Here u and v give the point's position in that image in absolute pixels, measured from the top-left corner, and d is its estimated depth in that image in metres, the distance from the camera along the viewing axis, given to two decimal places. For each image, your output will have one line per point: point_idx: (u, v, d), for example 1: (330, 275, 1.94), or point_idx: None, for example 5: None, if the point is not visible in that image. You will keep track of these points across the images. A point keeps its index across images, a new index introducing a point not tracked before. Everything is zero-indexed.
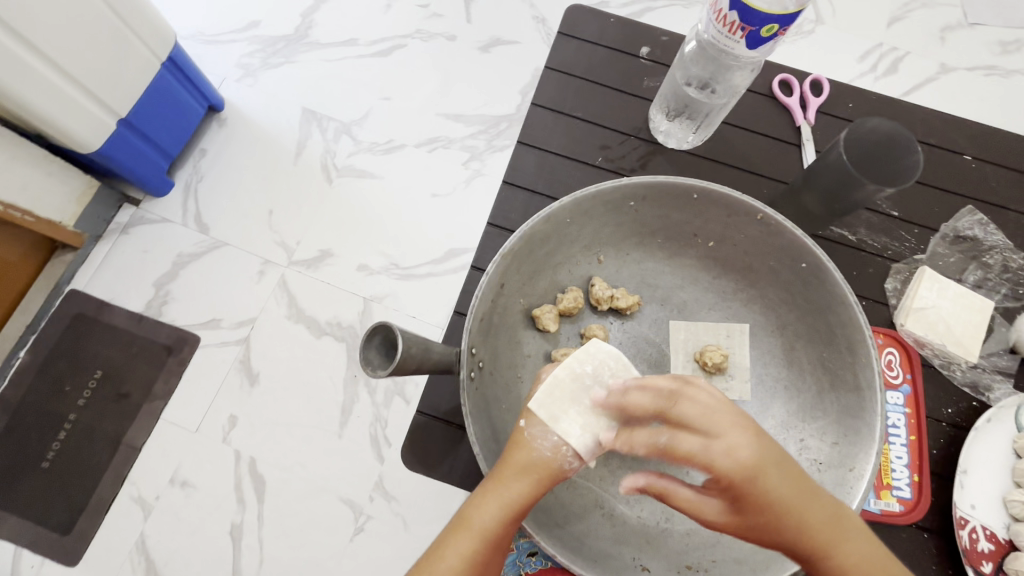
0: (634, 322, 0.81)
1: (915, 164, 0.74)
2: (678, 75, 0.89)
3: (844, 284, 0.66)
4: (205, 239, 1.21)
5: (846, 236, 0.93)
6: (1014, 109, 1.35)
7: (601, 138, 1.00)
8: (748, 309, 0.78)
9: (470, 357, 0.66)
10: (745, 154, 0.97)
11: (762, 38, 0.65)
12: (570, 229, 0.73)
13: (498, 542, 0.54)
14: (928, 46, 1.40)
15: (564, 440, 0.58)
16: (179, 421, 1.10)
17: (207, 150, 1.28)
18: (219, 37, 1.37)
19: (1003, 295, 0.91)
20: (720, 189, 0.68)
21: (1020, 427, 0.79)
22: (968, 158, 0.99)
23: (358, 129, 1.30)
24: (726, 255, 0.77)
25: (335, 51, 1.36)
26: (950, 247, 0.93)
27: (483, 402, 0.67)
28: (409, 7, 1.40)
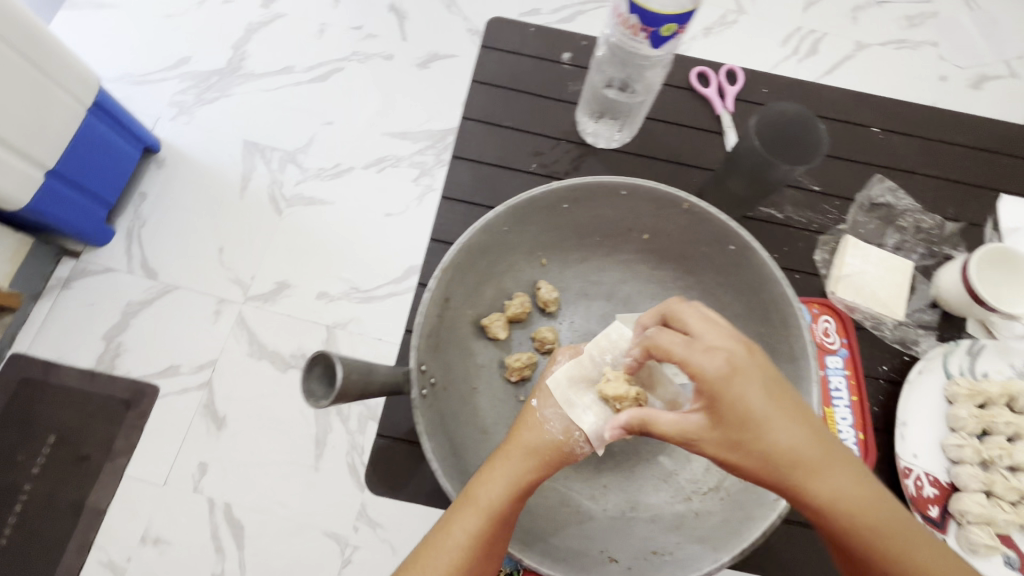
0: (583, 320, 0.82)
1: (820, 141, 0.78)
2: (598, 79, 0.93)
3: (770, 262, 0.69)
4: (153, 284, 1.17)
5: (773, 215, 0.97)
6: (926, 77, 1.44)
7: (534, 144, 1.02)
8: (687, 294, 0.79)
9: (420, 377, 0.66)
10: (674, 147, 1.00)
11: (663, 38, 0.68)
12: (508, 238, 0.74)
13: (502, 519, 0.58)
14: (844, 26, 1.49)
15: (576, 424, 0.63)
16: (145, 476, 1.05)
17: (147, 194, 1.24)
18: (149, 76, 1.33)
19: (921, 255, 0.97)
20: (644, 185, 0.70)
21: (949, 375, 0.84)
22: (876, 130, 1.04)
23: (304, 157, 1.29)
24: (663, 246, 0.78)
25: (272, 81, 1.35)
26: (868, 215, 0.99)
27: (439, 422, 0.67)
28: (344, 30, 1.40)
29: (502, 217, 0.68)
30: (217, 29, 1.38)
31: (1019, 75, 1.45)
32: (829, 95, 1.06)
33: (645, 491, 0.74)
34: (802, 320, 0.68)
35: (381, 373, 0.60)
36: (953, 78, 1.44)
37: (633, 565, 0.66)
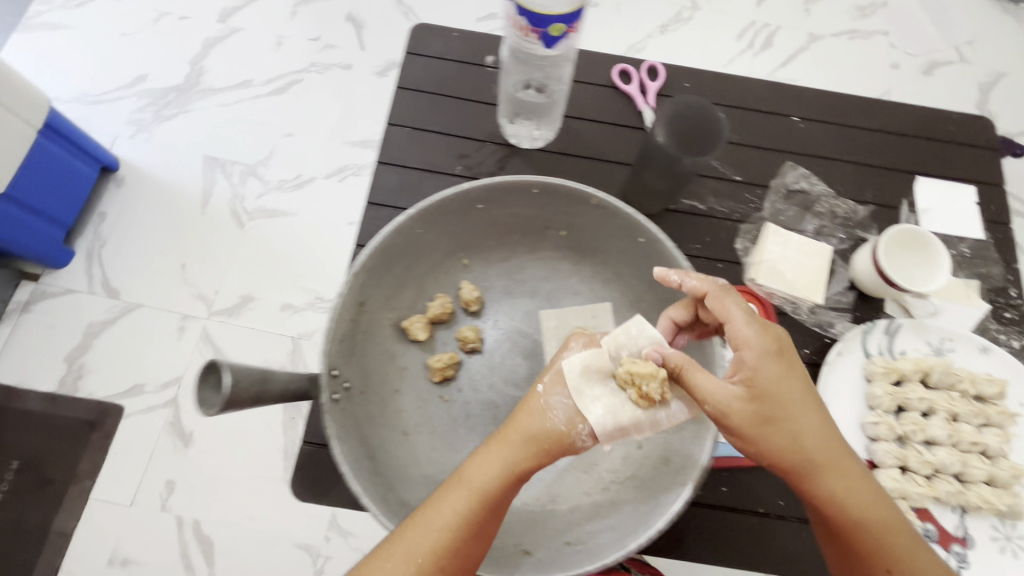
0: (507, 317, 0.80)
1: (722, 128, 0.79)
2: (512, 83, 0.93)
3: (676, 252, 0.68)
4: (115, 304, 1.16)
5: (695, 206, 0.94)
6: (879, 65, 1.47)
7: (453, 146, 0.98)
8: (608, 287, 0.79)
9: (332, 381, 0.64)
10: (595, 145, 0.98)
11: (554, 37, 0.71)
12: (422, 241, 0.73)
13: (491, 502, 0.57)
14: (796, 18, 1.52)
15: (582, 416, 0.60)
16: (111, 497, 1.04)
17: (107, 214, 1.23)
18: (105, 95, 1.33)
19: (840, 240, 0.94)
20: (556, 181, 0.70)
21: (867, 354, 0.85)
22: (798, 119, 1.00)
23: (265, 169, 1.29)
24: (583, 241, 0.78)
25: (231, 95, 1.35)
26: (786, 202, 0.96)
27: (355, 425, 0.65)
28: (301, 42, 1.40)
29: (411, 221, 0.68)
30: (174, 45, 1.38)
31: (969, 60, 1.49)
32: (748, 88, 1.01)
33: (563, 484, 0.74)
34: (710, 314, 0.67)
35: (282, 378, 0.57)
36: (905, 65, 1.47)
37: (546, 557, 0.66)
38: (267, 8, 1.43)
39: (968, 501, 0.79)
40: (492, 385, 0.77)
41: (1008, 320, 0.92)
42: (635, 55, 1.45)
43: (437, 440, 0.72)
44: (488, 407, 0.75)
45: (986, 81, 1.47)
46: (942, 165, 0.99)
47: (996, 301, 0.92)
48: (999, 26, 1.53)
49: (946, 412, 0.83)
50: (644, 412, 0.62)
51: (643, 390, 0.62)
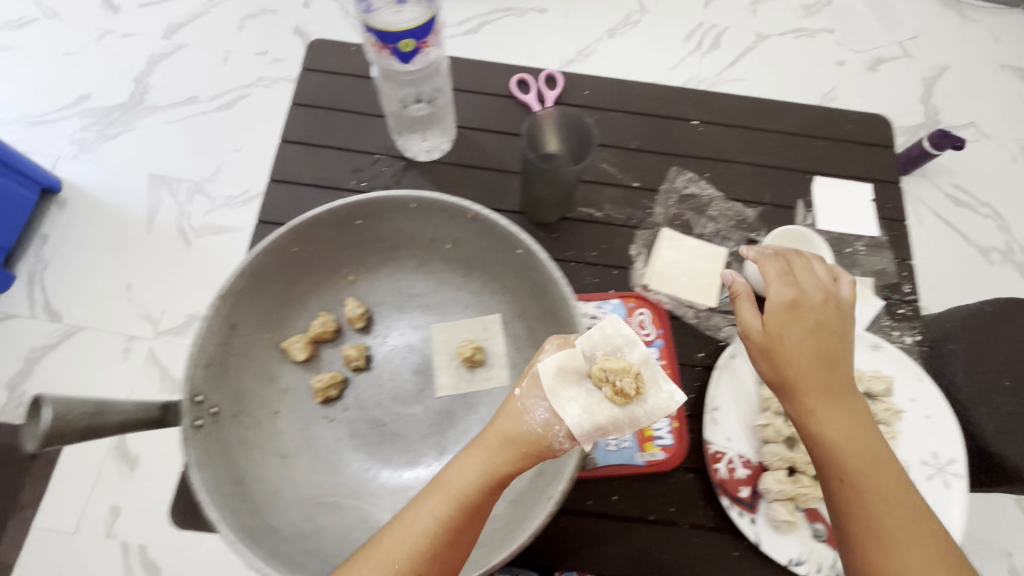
0: (408, 330, 0.59)
1: (587, 130, 0.59)
2: (391, 98, 0.65)
3: (554, 268, 0.50)
4: (58, 327, 1.14)
5: (590, 215, 0.67)
6: (824, 62, 1.48)
7: (315, 158, 0.67)
8: (497, 297, 0.58)
9: (192, 407, 0.47)
10: (489, 152, 0.70)
11: (406, 56, 0.53)
12: (303, 259, 0.55)
13: (472, 514, 0.44)
14: (743, 19, 1.53)
15: (558, 418, 0.45)
16: (54, 525, 1.02)
17: (50, 236, 1.21)
18: (48, 116, 1.31)
19: (741, 241, 0.68)
20: (431, 194, 0.52)
21: None
22: (699, 123, 0.73)
23: (212, 187, 1.27)
24: (473, 256, 0.57)
25: (177, 112, 1.33)
26: (680, 205, 0.69)
27: (223, 456, 0.47)
28: (248, 57, 1.39)
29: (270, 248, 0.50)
30: (118, 64, 1.37)
31: (913, 56, 1.51)
32: (643, 87, 0.75)
33: None
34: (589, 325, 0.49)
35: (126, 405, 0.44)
36: (851, 62, 1.49)
37: None
38: (212, 23, 1.42)
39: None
40: (378, 402, 0.55)
41: (903, 315, 0.66)
42: (584, 59, 1.45)
43: (323, 461, 0.52)
44: (372, 424, 0.54)
45: (930, 75, 1.49)
46: (868, 169, 0.73)
47: (887, 296, 0.67)
48: (942, 21, 1.56)
49: None
50: (622, 412, 0.45)
51: (618, 385, 0.45)
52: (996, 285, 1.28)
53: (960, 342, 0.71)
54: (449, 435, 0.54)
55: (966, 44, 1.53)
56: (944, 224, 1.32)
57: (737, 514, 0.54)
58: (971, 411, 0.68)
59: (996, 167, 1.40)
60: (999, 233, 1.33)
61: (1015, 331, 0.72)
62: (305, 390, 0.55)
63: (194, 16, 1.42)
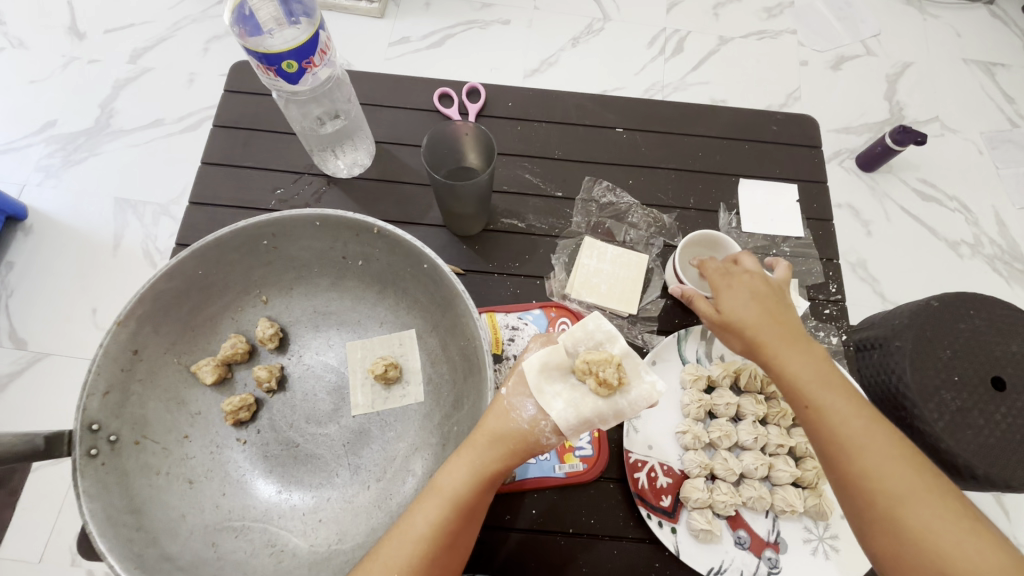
0: (325, 349, 0.59)
1: (490, 139, 0.59)
2: (299, 119, 0.65)
3: (456, 281, 0.50)
4: (23, 354, 1.14)
5: (513, 226, 0.67)
6: (787, 63, 1.49)
7: (236, 179, 0.68)
8: (410, 313, 0.58)
9: (89, 436, 0.48)
10: (412, 167, 0.70)
11: (294, 78, 0.53)
12: (210, 281, 0.55)
13: (467, 512, 0.46)
14: (706, 23, 1.54)
15: (545, 413, 0.47)
16: (19, 555, 1.01)
17: (15, 263, 1.21)
18: (13, 144, 1.32)
19: (662, 245, 0.68)
20: (334, 212, 0.52)
21: (684, 359, 0.61)
22: (620, 131, 0.74)
23: (176, 208, 1.28)
24: (385, 274, 0.57)
25: (141, 135, 1.34)
26: (600, 213, 0.69)
27: (122, 483, 0.48)
28: (213, 78, 1.40)
29: (169, 273, 0.50)
30: (83, 90, 1.38)
31: (875, 53, 1.52)
32: (567, 97, 0.75)
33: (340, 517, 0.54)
34: (485, 336, 0.49)
35: (5, 439, 0.43)
36: (813, 62, 1.50)
37: None
38: (177, 46, 1.43)
39: (774, 505, 0.55)
40: (292, 423, 0.55)
41: (830, 314, 0.66)
42: (548, 68, 1.46)
43: (233, 484, 0.52)
44: (286, 445, 0.55)
45: (893, 72, 1.49)
46: (791, 169, 0.73)
47: (813, 296, 0.66)
48: (902, 18, 1.57)
49: (756, 414, 0.59)
50: (606, 403, 0.46)
51: (601, 376, 0.46)
52: (965, 277, 1.28)
53: (906, 338, 0.70)
54: (363, 454, 0.54)
55: (927, 40, 1.54)
56: (912, 219, 1.32)
57: (656, 524, 0.54)
58: (921, 407, 0.67)
59: (961, 160, 1.40)
60: (967, 225, 1.33)
61: (963, 325, 0.71)
62: (217, 414, 0.56)
63: (160, 40, 1.44)
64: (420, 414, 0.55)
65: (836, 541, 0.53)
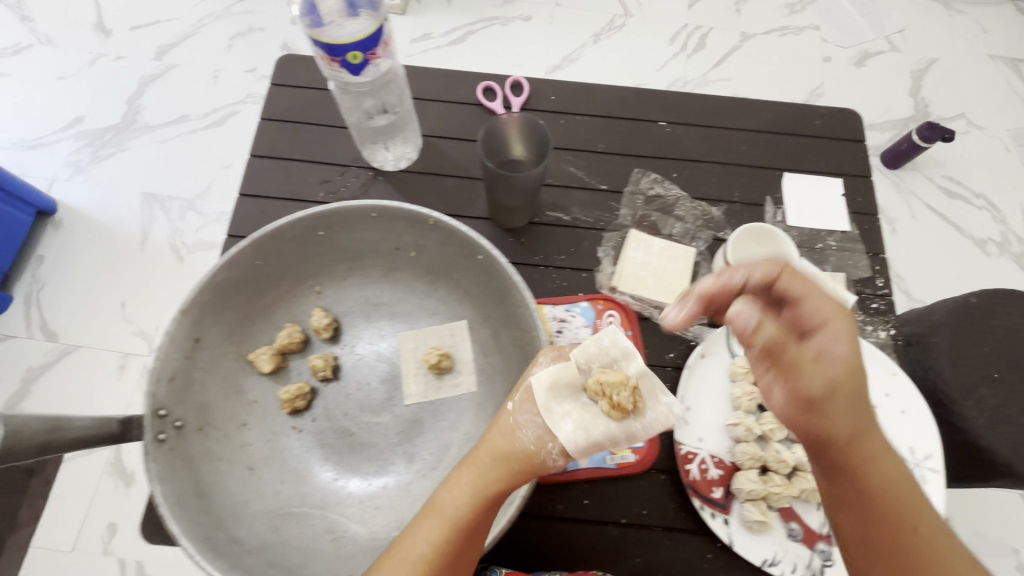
0: (377, 339, 0.59)
1: (540, 128, 0.60)
2: (351, 112, 0.66)
3: (513, 272, 0.51)
4: (54, 347, 1.15)
5: (558, 218, 0.68)
6: (810, 59, 1.48)
7: (283, 172, 0.68)
8: (462, 305, 0.58)
9: (156, 420, 0.48)
10: (456, 160, 0.70)
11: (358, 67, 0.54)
12: (267, 271, 0.56)
13: (469, 534, 0.43)
14: (728, 19, 1.54)
15: (552, 434, 0.45)
16: (53, 543, 1.03)
17: (45, 257, 1.23)
18: (42, 139, 1.34)
19: (710, 240, 0.68)
20: (390, 204, 0.53)
21: (733, 352, 0.61)
22: (663, 124, 0.74)
23: (202, 204, 1.29)
24: (437, 264, 0.58)
25: (167, 131, 1.35)
26: (646, 206, 0.69)
27: (187, 467, 0.49)
28: (238, 75, 1.42)
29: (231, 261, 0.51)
30: (110, 87, 1.39)
31: (900, 49, 1.50)
32: (608, 91, 0.75)
33: None
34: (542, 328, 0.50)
35: (79, 425, 0.45)
36: (837, 58, 1.49)
37: None
38: (201, 42, 1.44)
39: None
40: (347, 412, 0.56)
41: (877, 309, 0.66)
42: (570, 64, 1.46)
43: (292, 472, 0.53)
44: (341, 434, 0.55)
45: (918, 68, 1.48)
46: (836, 164, 0.73)
47: (860, 290, 0.66)
48: (927, 14, 1.55)
49: None
50: (619, 427, 0.47)
51: (616, 399, 0.47)
52: (992, 276, 1.27)
53: (944, 335, 0.69)
54: (418, 442, 0.55)
55: (953, 36, 1.53)
56: (938, 216, 1.31)
57: (710, 515, 0.54)
58: (961, 405, 0.67)
59: (987, 157, 1.39)
60: (994, 223, 1.32)
61: (1000, 323, 0.71)
62: (273, 401, 0.56)
63: (184, 36, 1.45)
64: (474, 404, 0.56)
65: None
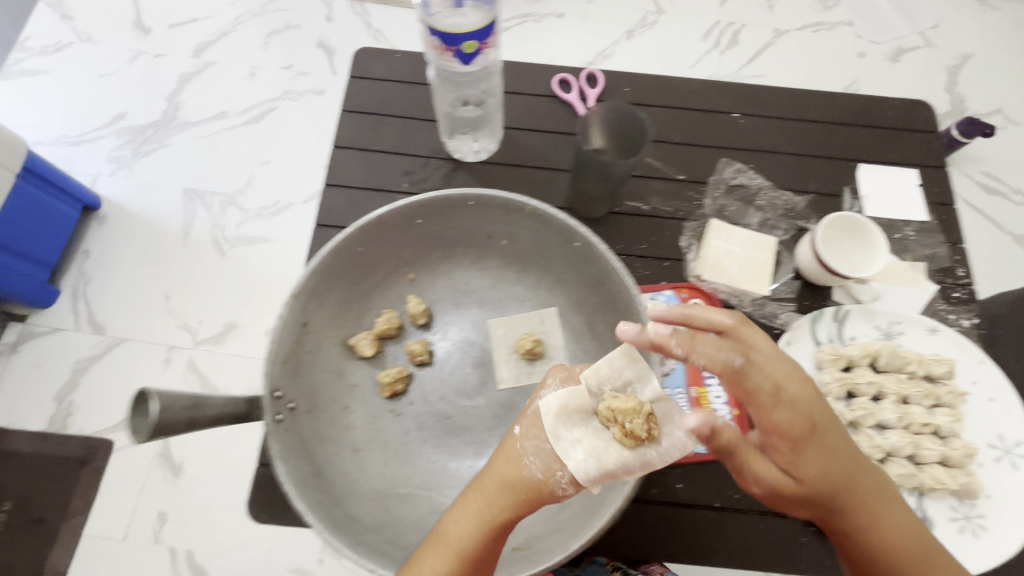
0: (462, 324, 0.64)
1: (635, 115, 0.63)
2: (444, 99, 0.72)
3: (612, 257, 0.55)
4: (101, 339, 1.17)
5: (639, 207, 0.70)
6: (844, 56, 1.48)
7: (366, 165, 0.72)
8: (554, 292, 0.63)
9: (272, 403, 0.52)
10: (534, 152, 0.74)
11: (469, 56, 0.60)
12: (365, 259, 0.60)
13: (474, 564, 0.47)
14: (761, 15, 1.53)
15: (562, 462, 0.48)
16: (104, 532, 1.04)
17: (90, 251, 1.24)
18: (85, 136, 1.36)
19: (787, 231, 0.71)
20: (495, 194, 0.57)
21: (818, 341, 0.66)
22: (738, 116, 0.76)
23: (243, 199, 1.30)
24: (529, 252, 0.62)
25: (206, 127, 1.37)
26: (728, 196, 0.72)
27: (301, 449, 0.53)
28: (274, 72, 1.42)
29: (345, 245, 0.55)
30: (150, 84, 1.41)
31: (934, 45, 1.49)
32: (683, 83, 0.78)
33: None
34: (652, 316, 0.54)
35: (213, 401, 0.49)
36: (871, 54, 1.48)
37: None
38: (239, 40, 1.46)
39: (922, 484, 0.60)
40: (442, 396, 0.61)
41: (959, 298, 0.70)
42: (603, 61, 1.47)
43: (393, 455, 0.58)
44: (437, 417, 0.60)
45: (953, 64, 1.47)
46: (910, 154, 0.76)
47: (941, 280, 0.70)
48: (963, 10, 1.54)
49: (897, 395, 0.64)
50: (632, 454, 0.49)
51: (627, 427, 0.49)
52: None
53: (1007, 330, 0.71)
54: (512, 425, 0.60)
55: (989, 32, 1.52)
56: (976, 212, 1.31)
57: None
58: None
59: None
60: None
61: None
62: (370, 386, 0.61)
63: (222, 34, 1.46)
64: None
65: (983, 521, 0.60)
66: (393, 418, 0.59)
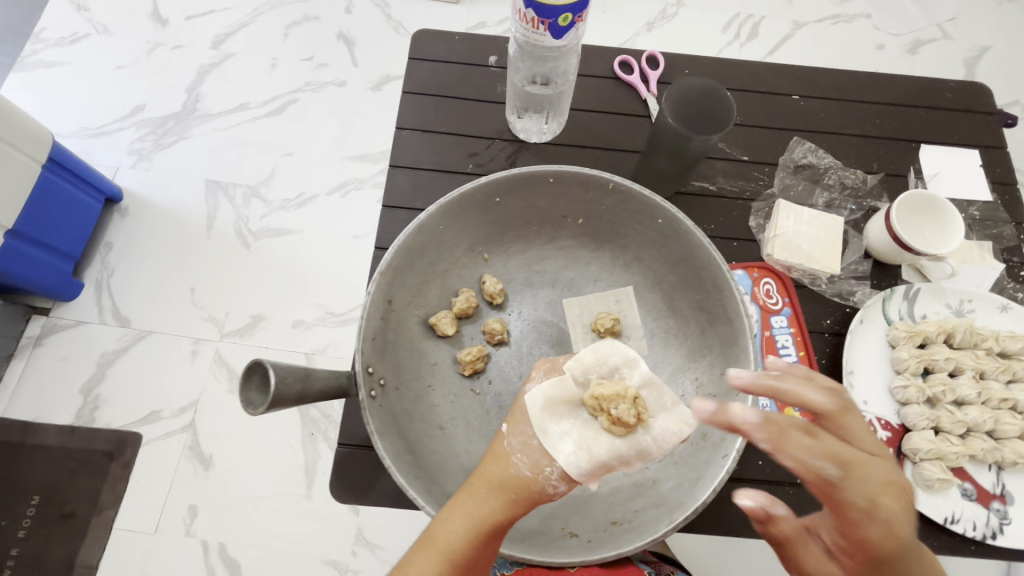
0: (532, 304, 0.71)
1: (716, 89, 0.67)
2: (516, 78, 0.77)
3: (698, 232, 0.61)
4: (126, 332, 1.16)
5: (706, 188, 0.78)
6: (863, 48, 1.49)
7: (433, 148, 0.80)
8: (628, 272, 0.70)
9: (367, 378, 0.58)
10: (600, 134, 0.80)
11: (563, 28, 0.61)
12: (441, 240, 0.65)
13: (465, 565, 0.49)
14: (780, 6, 1.53)
15: (550, 458, 0.52)
16: (135, 526, 1.04)
17: (113, 244, 1.23)
18: (105, 128, 1.34)
19: (852, 211, 0.79)
20: (572, 169, 0.63)
21: (890, 319, 0.72)
22: (797, 98, 0.83)
23: (267, 190, 1.29)
24: (604, 230, 0.69)
25: (227, 120, 1.36)
26: (794, 176, 0.80)
27: (391, 422, 0.58)
28: (295, 63, 1.41)
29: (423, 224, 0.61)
30: (168, 76, 1.40)
31: (952, 37, 1.50)
32: (743, 67, 0.84)
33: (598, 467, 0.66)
34: (737, 290, 0.60)
35: (308, 379, 0.50)
36: (890, 46, 1.49)
37: (593, 538, 0.59)
38: (258, 31, 1.45)
39: (1004, 458, 0.67)
40: (519, 375, 0.68)
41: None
42: None
43: (475, 433, 0.65)
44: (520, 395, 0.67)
45: (971, 55, 1.49)
46: (965, 136, 0.83)
47: (1008, 259, 0.78)
48: (978, 2, 1.55)
49: (973, 370, 0.71)
50: (622, 441, 0.53)
51: (614, 415, 0.52)
52: None
53: None
54: None
55: (1004, 24, 1.53)
56: None
57: None
58: None
59: None
60: None
61: None
62: (450, 364, 0.68)
63: (240, 26, 1.45)
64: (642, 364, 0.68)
65: None
66: (474, 395, 0.67)
